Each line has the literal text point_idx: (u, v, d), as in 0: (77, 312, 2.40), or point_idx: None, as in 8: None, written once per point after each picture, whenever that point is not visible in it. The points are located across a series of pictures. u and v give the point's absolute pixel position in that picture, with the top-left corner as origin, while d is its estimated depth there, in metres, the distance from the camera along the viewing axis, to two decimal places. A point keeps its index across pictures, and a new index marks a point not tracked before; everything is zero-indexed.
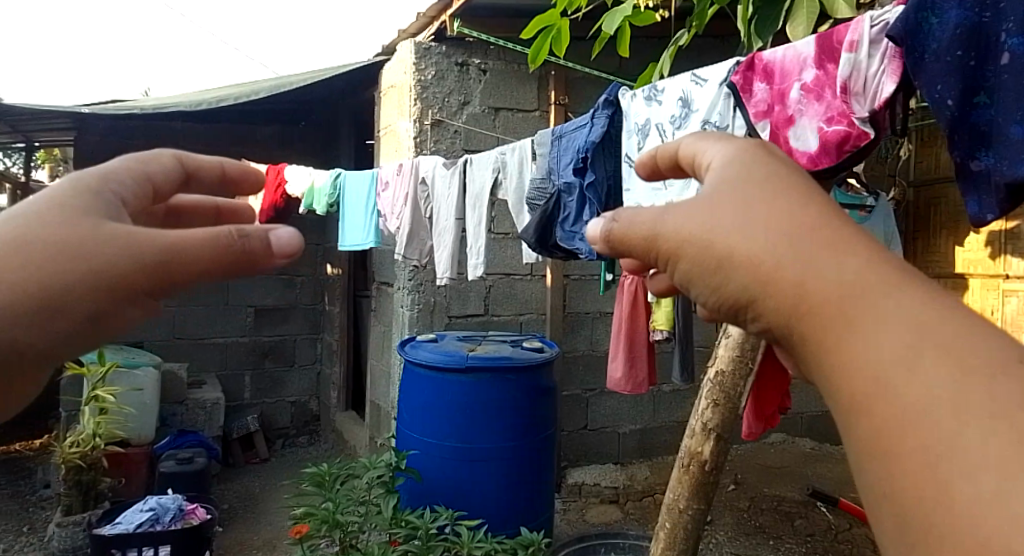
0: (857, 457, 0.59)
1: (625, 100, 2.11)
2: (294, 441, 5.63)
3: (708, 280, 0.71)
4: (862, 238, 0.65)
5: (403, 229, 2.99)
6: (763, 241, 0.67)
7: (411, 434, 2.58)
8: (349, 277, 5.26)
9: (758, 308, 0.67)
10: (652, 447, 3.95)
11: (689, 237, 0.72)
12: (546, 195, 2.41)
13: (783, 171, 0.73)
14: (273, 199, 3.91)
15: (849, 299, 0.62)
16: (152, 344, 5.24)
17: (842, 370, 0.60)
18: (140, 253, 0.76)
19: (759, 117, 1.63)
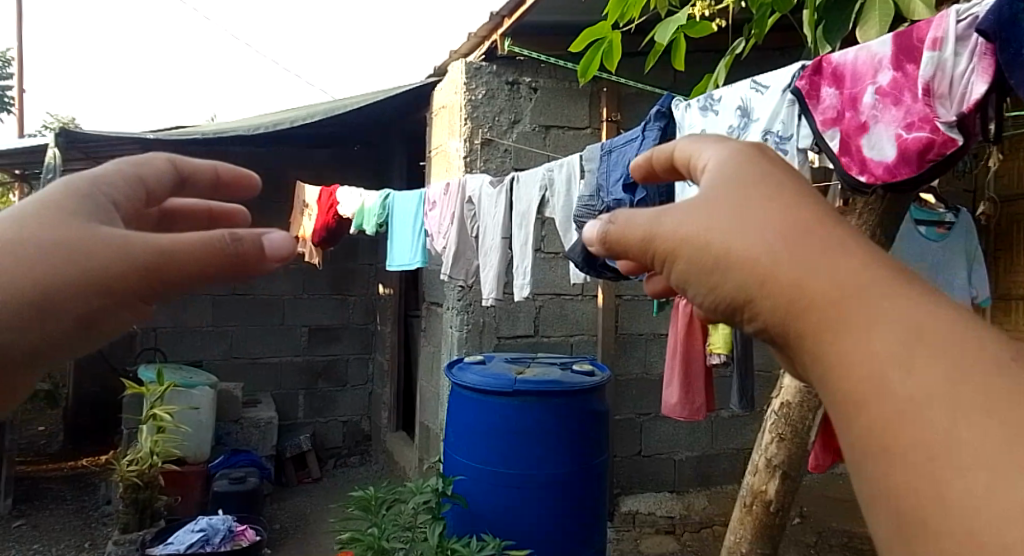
0: (854, 456, 0.59)
1: (678, 112, 2.04)
2: (345, 461, 5.62)
3: (704, 280, 0.71)
4: (856, 239, 0.66)
5: (450, 249, 2.95)
6: (758, 241, 0.68)
7: (458, 459, 2.52)
8: (401, 297, 5.26)
9: (755, 307, 0.67)
10: (710, 474, 3.81)
11: (685, 236, 0.72)
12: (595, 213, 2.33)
13: (778, 173, 0.74)
14: (326, 221, 3.97)
15: (845, 298, 0.62)
16: (211, 363, 5.33)
17: (838, 369, 0.61)
18: (133, 255, 0.76)
19: (827, 125, 1.53)
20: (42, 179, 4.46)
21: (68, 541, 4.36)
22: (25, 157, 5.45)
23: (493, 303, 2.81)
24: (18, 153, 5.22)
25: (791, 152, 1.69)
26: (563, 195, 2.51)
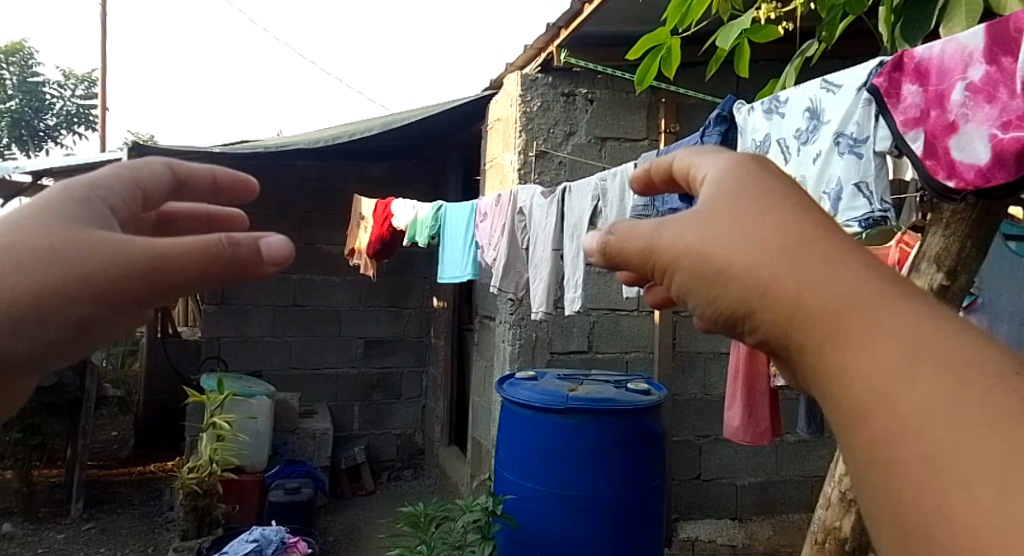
0: (857, 465, 0.59)
1: (741, 115, 1.98)
2: (398, 474, 5.60)
3: (706, 290, 0.71)
4: (857, 250, 0.66)
5: (500, 261, 2.90)
6: (755, 254, 0.67)
7: (509, 477, 2.45)
8: (455, 311, 5.24)
9: (755, 320, 0.67)
10: (773, 500, 3.65)
11: (685, 249, 0.72)
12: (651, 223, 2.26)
13: (778, 180, 0.73)
14: (380, 231, 3.96)
15: (847, 310, 0.62)
16: (271, 373, 5.41)
17: (837, 381, 0.61)
18: (129, 260, 0.77)
19: (909, 126, 1.44)
20: None
21: (132, 546, 4.44)
22: None
23: (543, 317, 2.74)
24: (94, 168, 5.40)
25: (868, 155, 1.59)
26: (615, 205, 2.42)
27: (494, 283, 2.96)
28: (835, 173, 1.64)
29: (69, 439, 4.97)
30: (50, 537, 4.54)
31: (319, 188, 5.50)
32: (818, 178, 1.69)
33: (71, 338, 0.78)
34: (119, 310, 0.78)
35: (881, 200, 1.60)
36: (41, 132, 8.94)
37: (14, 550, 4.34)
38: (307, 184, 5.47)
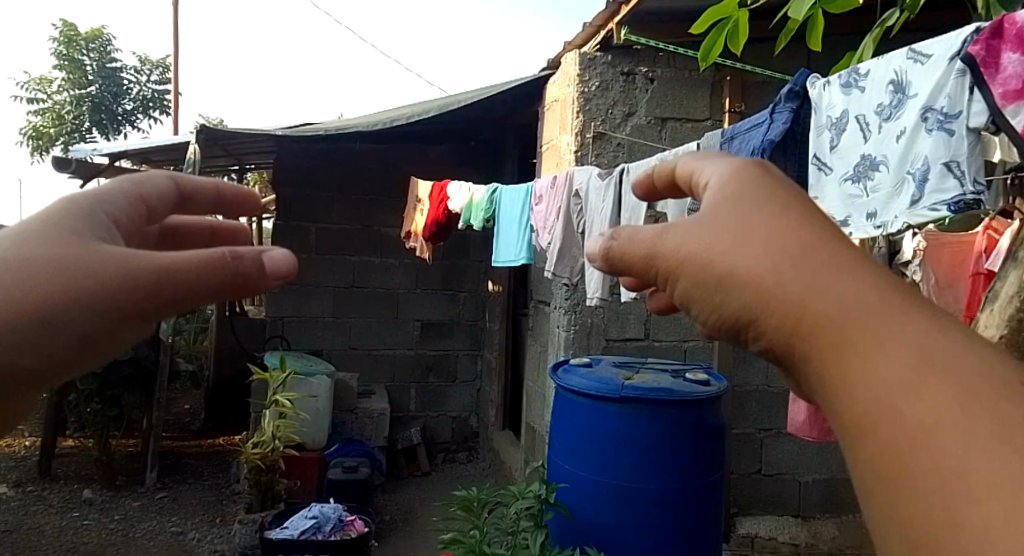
0: (865, 480, 0.57)
1: (815, 90, 1.93)
2: (454, 456, 5.62)
3: (707, 298, 0.70)
4: (863, 259, 0.65)
5: (555, 246, 2.84)
6: (760, 260, 0.66)
7: (563, 465, 2.42)
8: (511, 296, 5.21)
9: (759, 327, 0.65)
10: (838, 498, 3.51)
11: (687, 254, 0.71)
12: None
13: (780, 185, 0.72)
14: (436, 214, 3.96)
15: (854, 318, 0.60)
16: (332, 353, 5.49)
17: (846, 392, 0.59)
18: (132, 274, 0.76)
19: (1009, 97, 1.44)
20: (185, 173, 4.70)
21: (201, 516, 4.56)
22: (171, 153, 5.78)
23: (598, 303, 2.69)
24: (165, 150, 5.55)
25: (960, 132, 1.55)
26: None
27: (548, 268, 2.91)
28: (923, 153, 1.61)
29: (144, 411, 5.15)
30: (126, 505, 4.71)
31: (378, 171, 5.52)
32: (902, 154, 1.66)
33: (71, 354, 0.76)
34: (119, 327, 0.77)
35: (974, 182, 1.56)
36: (120, 117, 9.20)
37: (92, 516, 4.51)
38: (367, 167, 5.50)
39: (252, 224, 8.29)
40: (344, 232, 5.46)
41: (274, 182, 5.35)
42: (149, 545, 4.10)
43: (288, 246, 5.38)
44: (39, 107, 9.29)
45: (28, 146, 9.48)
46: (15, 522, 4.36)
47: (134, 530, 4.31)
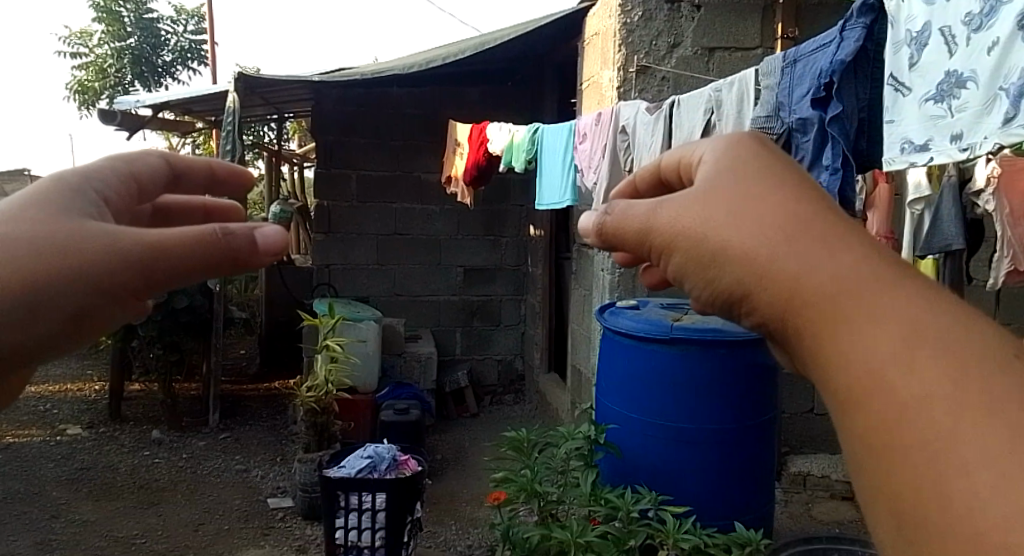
0: (855, 455, 0.56)
1: (893, 2, 1.84)
2: (501, 398, 5.72)
3: (703, 274, 0.69)
4: (858, 229, 0.63)
5: (602, 185, 2.79)
6: (752, 237, 0.65)
7: (611, 407, 2.43)
8: (553, 239, 5.19)
9: (752, 301, 0.64)
10: None
11: (682, 230, 0.70)
12: (775, 135, 2.16)
13: (773, 157, 0.71)
14: (477, 156, 3.93)
15: (846, 292, 0.59)
16: (378, 299, 5.57)
17: (838, 366, 0.58)
18: (126, 249, 0.77)
19: None
20: (227, 122, 4.73)
21: (262, 455, 4.73)
22: (213, 103, 5.81)
23: None
24: (206, 100, 5.58)
25: None
26: (733, 118, 2.32)
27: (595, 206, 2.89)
28: (1018, 64, 1.50)
29: (204, 356, 5.32)
30: (192, 444, 4.91)
31: (416, 115, 5.48)
32: (993, 70, 1.56)
33: (61, 330, 0.77)
34: (113, 303, 0.79)
35: None
36: (160, 68, 9.26)
37: (162, 455, 4.72)
38: (406, 111, 5.47)
39: (294, 174, 8.37)
40: (385, 178, 5.47)
41: (315, 129, 5.36)
42: (217, 481, 4.29)
43: (331, 193, 5.42)
44: (81, 61, 9.40)
45: (73, 101, 9.64)
46: (91, 460, 4.59)
47: (202, 468, 4.50)
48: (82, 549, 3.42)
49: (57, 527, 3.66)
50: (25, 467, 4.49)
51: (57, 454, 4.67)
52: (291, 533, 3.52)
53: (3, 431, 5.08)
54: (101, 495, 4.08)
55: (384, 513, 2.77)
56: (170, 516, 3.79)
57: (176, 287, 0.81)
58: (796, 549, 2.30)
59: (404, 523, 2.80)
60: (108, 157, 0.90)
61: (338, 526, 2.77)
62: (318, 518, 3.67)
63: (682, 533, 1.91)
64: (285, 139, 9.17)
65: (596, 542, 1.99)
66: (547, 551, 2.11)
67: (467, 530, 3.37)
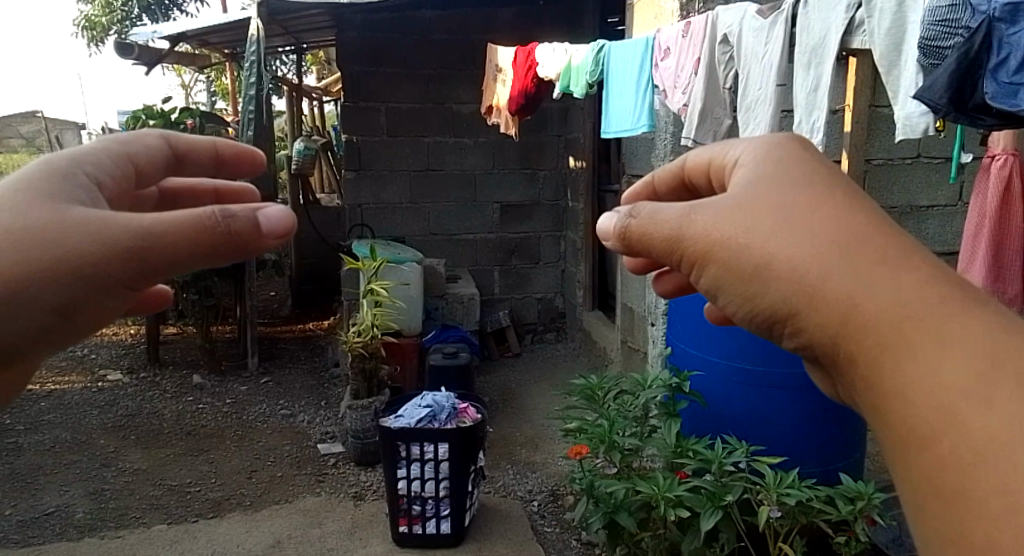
0: (923, 493, 0.62)
1: None
2: (542, 337, 5.60)
3: (741, 288, 0.75)
4: (914, 252, 0.69)
5: (696, 106, 2.56)
6: (800, 251, 0.71)
7: (691, 352, 2.34)
8: (594, 172, 5.00)
9: (800, 322, 0.71)
10: None
11: (717, 240, 0.75)
12: (965, 29, 1.71)
13: (819, 167, 0.77)
14: (523, 83, 3.70)
15: (910, 319, 0.65)
16: (413, 239, 5.42)
17: (896, 407, 0.64)
18: (115, 239, 0.80)
19: None
20: (249, 53, 4.52)
21: (307, 398, 4.68)
22: (231, 34, 5.58)
23: None
24: (225, 31, 5.35)
25: None
26: (889, 13, 1.94)
27: (686, 134, 2.62)
28: None
29: (240, 300, 5.24)
30: (235, 389, 4.87)
31: (447, 41, 5.21)
32: None
33: (61, 318, 0.84)
34: (109, 294, 0.83)
35: None
36: None
37: (205, 400, 4.68)
38: (435, 37, 5.20)
39: (315, 109, 8.11)
40: (415, 110, 5.25)
41: (338, 60, 5.12)
42: (265, 427, 4.25)
43: (361, 128, 5.22)
44: None
45: (81, 38, 9.41)
46: (135, 407, 4.56)
47: (248, 413, 4.47)
48: (137, 498, 3.39)
49: (109, 477, 3.63)
50: (70, 414, 4.47)
51: (101, 401, 4.65)
52: (346, 479, 3.47)
53: (44, 377, 5.07)
54: (149, 443, 4.05)
55: (447, 464, 2.66)
56: (221, 464, 3.76)
57: (173, 274, 0.83)
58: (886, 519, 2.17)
59: (468, 473, 2.70)
60: (106, 138, 0.91)
61: (400, 477, 2.68)
62: (372, 463, 3.62)
63: (785, 488, 1.88)
64: (302, 72, 8.87)
65: (689, 497, 1.92)
66: (633, 506, 2.05)
67: (526, 474, 3.30)
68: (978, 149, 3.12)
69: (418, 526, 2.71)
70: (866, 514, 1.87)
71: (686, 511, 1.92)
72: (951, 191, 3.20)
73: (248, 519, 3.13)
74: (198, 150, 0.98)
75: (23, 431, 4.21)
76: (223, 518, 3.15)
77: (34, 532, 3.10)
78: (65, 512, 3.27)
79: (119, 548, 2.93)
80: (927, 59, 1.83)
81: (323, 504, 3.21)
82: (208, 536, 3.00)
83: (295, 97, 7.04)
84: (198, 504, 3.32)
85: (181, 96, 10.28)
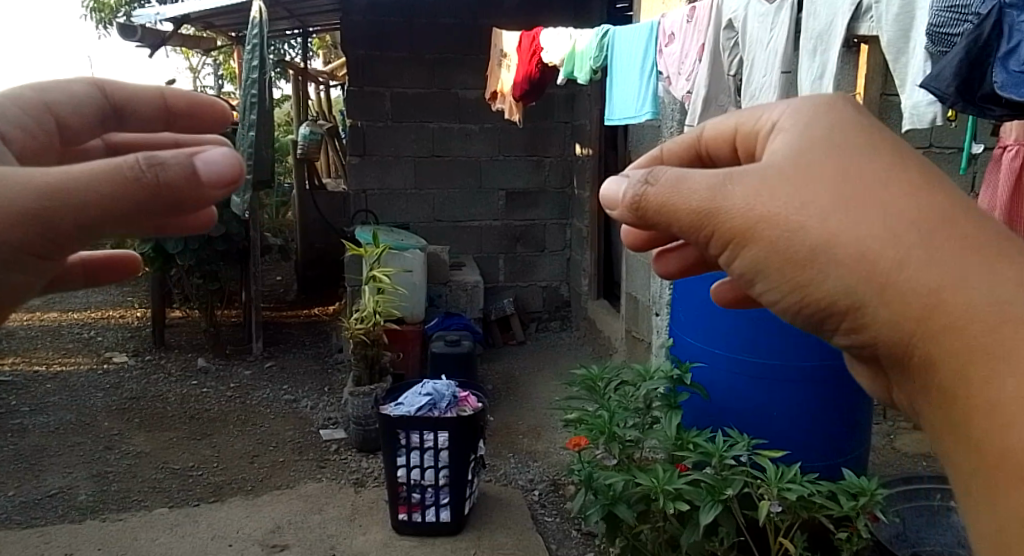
0: (1008, 509, 0.60)
1: None
2: (547, 325, 5.59)
3: (790, 271, 0.73)
4: (989, 230, 0.66)
5: (700, 93, 2.51)
6: (852, 225, 0.69)
7: (693, 343, 2.32)
8: (601, 159, 4.95)
9: (859, 309, 0.69)
10: None
11: (759, 217, 0.74)
12: (974, 15, 1.67)
13: (872, 134, 0.74)
14: (528, 68, 3.67)
15: (990, 313, 0.62)
16: (418, 225, 5.40)
17: (975, 415, 0.61)
18: (26, 197, 0.77)
19: None
20: (252, 36, 4.49)
21: (310, 383, 4.69)
22: (237, 16, 5.55)
23: None
24: (230, 13, 5.32)
25: None
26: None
27: (689, 122, 2.59)
28: None
29: (245, 284, 5.23)
30: (239, 373, 4.88)
31: (453, 26, 5.17)
32: None
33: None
34: (33, 256, 0.81)
35: None
36: None
37: (209, 383, 4.69)
38: (441, 21, 5.15)
39: (322, 93, 8.07)
40: (421, 95, 5.22)
41: (343, 43, 5.09)
42: (267, 411, 4.26)
43: (365, 113, 5.19)
44: None
45: (88, 19, 9.38)
46: (139, 389, 4.58)
47: (251, 397, 4.47)
48: (139, 481, 3.40)
49: (112, 459, 3.64)
50: (75, 395, 4.48)
51: (106, 383, 4.66)
52: (347, 466, 3.47)
53: (50, 359, 5.08)
54: (152, 426, 4.06)
55: (446, 452, 2.66)
56: (224, 448, 3.76)
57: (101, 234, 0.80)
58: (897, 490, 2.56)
59: (468, 461, 2.70)
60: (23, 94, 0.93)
61: (400, 465, 2.67)
62: (374, 450, 3.62)
63: (786, 482, 1.87)
64: (309, 55, 8.83)
65: (689, 490, 1.91)
66: (632, 498, 2.04)
67: (527, 463, 3.30)
68: (990, 139, 3.08)
69: (418, 515, 2.71)
70: (867, 510, 1.85)
71: (685, 504, 1.91)
72: (963, 182, 3.16)
73: (249, 503, 3.13)
74: (147, 104, 1.06)
75: (27, 412, 4.22)
76: (224, 503, 3.16)
77: (36, 514, 3.11)
78: (67, 495, 3.28)
79: (119, 531, 2.93)
80: (935, 47, 1.79)
81: (324, 490, 3.20)
82: (208, 520, 3.00)
83: (301, 81, 7.00)
84: (199, 488, 3.32)
85: (189, 78, 10.22)
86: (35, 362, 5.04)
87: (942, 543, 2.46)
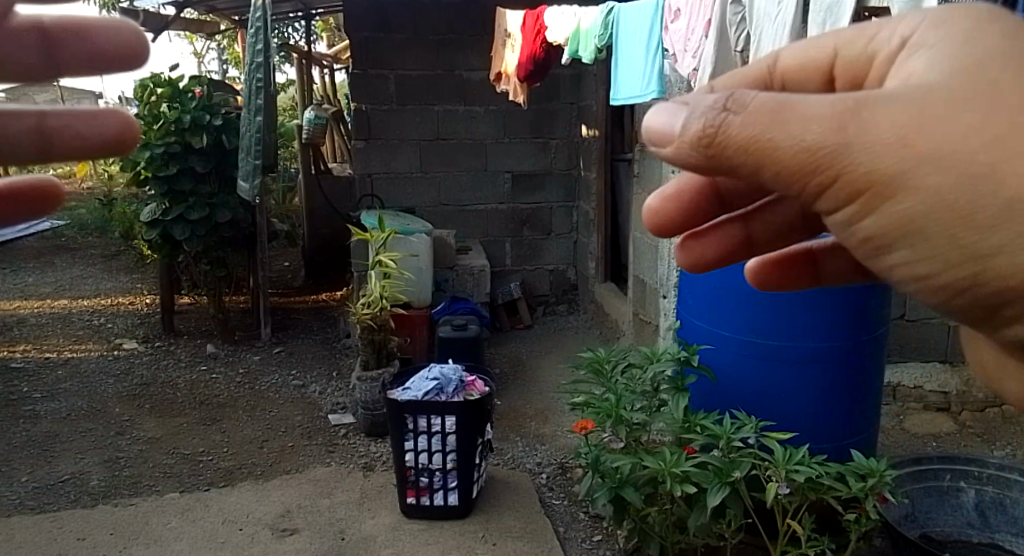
0: None
1: None
2: (554, 309, 5.58)
3: (920, 222, 0.76)
4: None
5: (706, 71, 2.48)
6: (993, 171, 0.72)
7: (700, 325, 2.31)
8: (607, 140, 4.92)
9: (994, 260, 0.74)
10: None
11: (893, 165, 0.74)
12: None
13: (994, 66, 0.75)
14: (532, 49, 3.63)
15: None
16: (424, 209, 5.39)
17: None
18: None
19: None
20: (255, 18, 4.47)
21: (319, 368, 4.70)
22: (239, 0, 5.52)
23: None
24: None
25: None
26: None
27: None
28: None
29: (252, 270, 5.23)
30: (248, 358, 4.90)
31: (457, 6, 5.13)
32: None
33: None
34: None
35: None
36: None
37: (219, 369, 4.71)
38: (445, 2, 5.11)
39: (326, 77, 8.04)
40: (425, 77, 5.19)
41: (346, 25, 5.06)
42: (276, 397, 4.27)
43: (369, 96, 5.17)
44: None
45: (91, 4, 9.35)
46: (150, 375, 4.60)
47: (260, 383, 4.49)
48: (151, 466, 3.42)
49: (123, 445, 3.66)
50: (87, 382, 4.51)
51: (116, 369, 4.69)
52: (356, 450, 3.49)
53: (61, 346, 5.11)
54: (163, 411, 4.09)
55: (454, 436, 2.66)
56: (233, 433, 3.79)
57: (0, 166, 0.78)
58: (908, 470, 2.53)
59: (475, 445, 2.70)
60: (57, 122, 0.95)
61: (408, 449, 2.68)
62: (382, 435, 3.63)
63: (794, 464, 1.86)
64: (313, 39, 8.79)
65: (696, 473, 1.91)
66: (639, 480, 2.05)
67: (535, 446, 3.30)
68: None
69: (426, 498, 2.72)
70: (876, 491, 1.85)
71: (692, 486, 1.91)
72: None
73: (258, 488, 3.15)
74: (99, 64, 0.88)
75: (39, 399, 4.25)
76: (234, 487, 3.18)
77: (49, 499, 3.14)
78: (80, 480, 3.31)
79: (131, 516, 2.96)
80: None
81: (334, 474, 3.22)
82: (219, 504, 3.02)
83: (304, 64, 6.97)
84: (209, 473, 3.34)
85: (193, 63, 10.19)
86: (46, 349, 5.07)
87: (952, 524, 2.55)
